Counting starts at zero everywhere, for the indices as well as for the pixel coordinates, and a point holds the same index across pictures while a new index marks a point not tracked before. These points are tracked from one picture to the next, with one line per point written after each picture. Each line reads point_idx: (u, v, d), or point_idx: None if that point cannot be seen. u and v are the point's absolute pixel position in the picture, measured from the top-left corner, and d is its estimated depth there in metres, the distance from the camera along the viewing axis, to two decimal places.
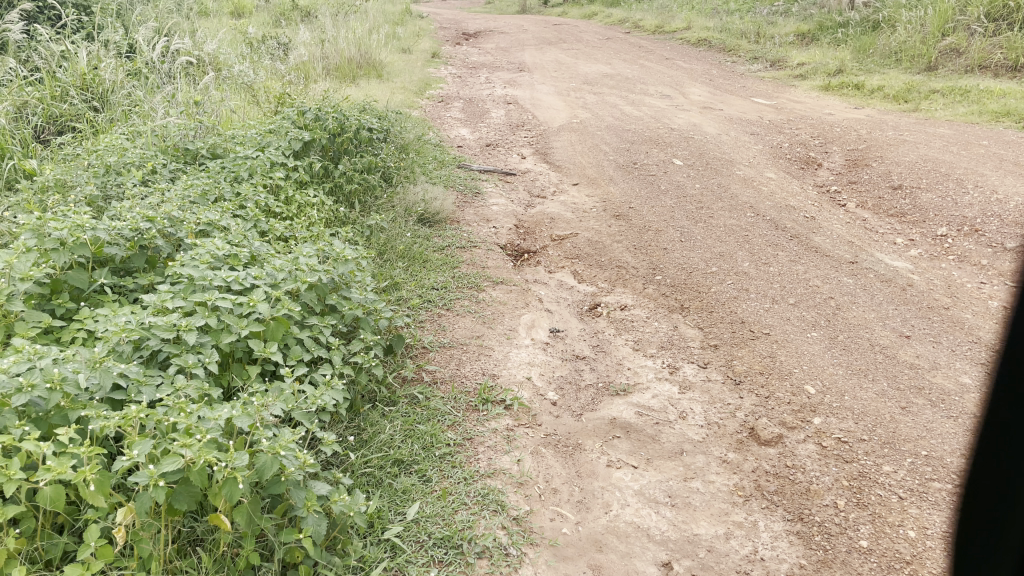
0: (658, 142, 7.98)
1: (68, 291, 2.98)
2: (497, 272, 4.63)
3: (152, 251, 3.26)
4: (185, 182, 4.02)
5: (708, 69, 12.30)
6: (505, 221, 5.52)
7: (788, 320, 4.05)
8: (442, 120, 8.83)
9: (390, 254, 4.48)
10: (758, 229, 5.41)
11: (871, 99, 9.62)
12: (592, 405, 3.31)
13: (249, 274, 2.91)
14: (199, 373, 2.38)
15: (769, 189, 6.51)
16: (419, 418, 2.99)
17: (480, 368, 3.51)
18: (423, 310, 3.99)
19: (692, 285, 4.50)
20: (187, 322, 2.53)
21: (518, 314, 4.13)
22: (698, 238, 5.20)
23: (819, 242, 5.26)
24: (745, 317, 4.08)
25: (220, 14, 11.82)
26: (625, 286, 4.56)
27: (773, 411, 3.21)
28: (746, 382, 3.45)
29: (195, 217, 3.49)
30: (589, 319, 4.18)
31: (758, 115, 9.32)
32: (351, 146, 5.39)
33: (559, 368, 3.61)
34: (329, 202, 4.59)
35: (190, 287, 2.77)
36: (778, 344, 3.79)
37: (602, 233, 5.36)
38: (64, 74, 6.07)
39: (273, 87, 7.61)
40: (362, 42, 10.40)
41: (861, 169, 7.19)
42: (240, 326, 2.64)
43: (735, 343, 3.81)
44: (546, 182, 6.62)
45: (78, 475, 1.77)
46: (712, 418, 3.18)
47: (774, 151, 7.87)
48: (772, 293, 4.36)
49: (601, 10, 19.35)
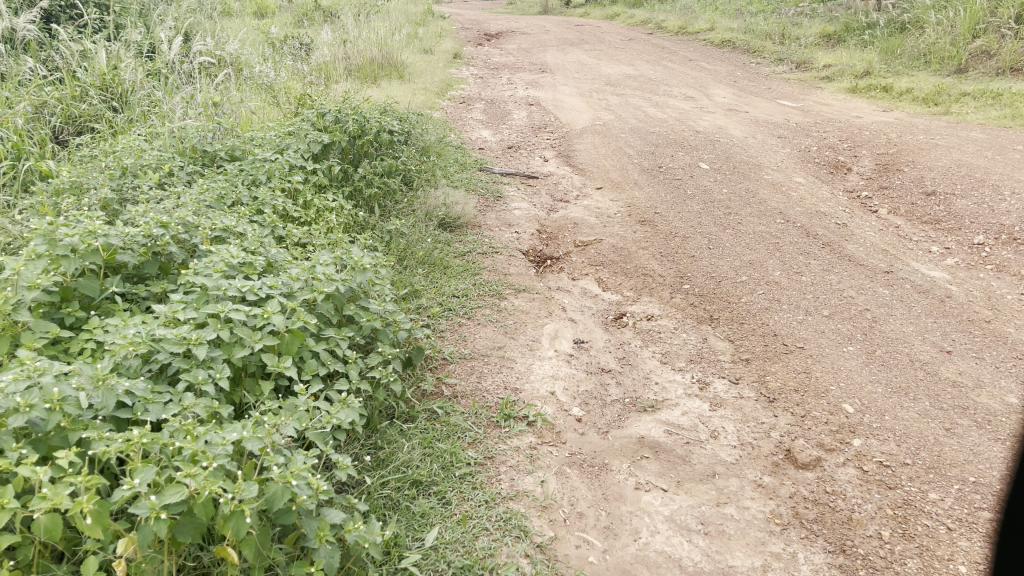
0: (684, 144, 7.82)
1: (78, 299, 2.91)
2: (519, 279, 4.51)
3: (165, 258, 3.17)
4: (201, 186, 3.93)
5: (732, 70, 12.10)
6: (528, 226, 5.39)
7: (823, 333, 3.89)
8: (463, 122, 8.72)
9: (410, 260, 4.37)
10: (788, 236, 5.24)
11: (901, 101, 9.38)
12: (619, 422, 3.17)
13: (264, 284, 2.79)
14: (209, 391, 2.28)
15: (799, 195, 6.33)
16: (438, 435, 2.87)
17: (502, 381, 3.38)
18: (443, 319, 3.87)
19: (721, 294, 4.34)
20: (198, 335, 2.42)
21: (540, 323, 3.99)
22: (726, 245, 5.04)
23: (853, 250, 5.08)
24: (778, 329, 3.92)
25: (242, 13, 11.79)
26: (652, 294, 4.42)
27: (810, 431, 3.06)
28: (780, 399, 3.30)
29: (210, 222, 3.39)
30: (614, 330, 4.04)
31: (784, 117, 9.12)
32: (371, 149, 5.29)
33: (584, 382, 3.47)
34: (348, 206, 4.48)
35: (203, 298, 2.67)
36: (814, 359, 3.62)
37: (627, 239, 5.21)
38: (84, 74, 6.03)
39: (293, 88, 7.53)
40: (384, 43, 10.32)
41: (892, 174, 6.98)
42: (253, 339, 2.52)
43: (768, 357, 3.65)
44: (569, 185, 6.48)
45: (75, 505, 1.66)
46: (746, 438, 3.03)
47: (802, 155, 7.68)
48: (805, 305, 4.19)
49: (624, 11, 19.19)
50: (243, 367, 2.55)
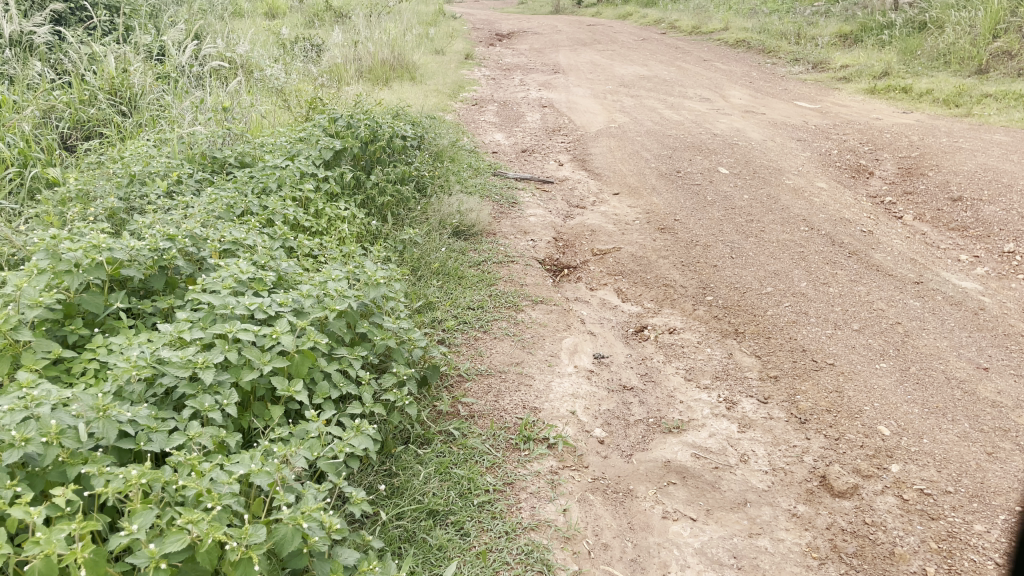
0: (701, 148, 7.66)
1: (82, 316, 2.79)
2: (536, 290, 4.37)
3: (172, 272, 3.05)
4: (209, 195, 3.82)
5: (747, 71, 11.92)
6: (544, 234, 5.25)
7: (854, 348, 3.73)
8: (476, 125, 8.60)
9: (424, 270, 4.24)
10: (813, 245, 5.08)
11: (921, 102, 9.19)
12: (643, 444, 3.03)
13: (274, 301, 2.67)
14: (216, 419, 2.17)
15: (821, 201, 6.16)
16: (455, 460, 2.73)
17: (520, 399, 3.25)
18: (458, 333, 3.75)
19: (746, 307, 4.20)
20: (204, 357, 2.30)
21: (559, 337, 3.86)
22: (750, 254, 4.89)
23: (880, 259, 4.91)
24: (806, 344, 3.77)
25: (254, 14, 11.72)
26: (673, 306, 4.27)
27: (845, 456, 2.91)
28: (812, 420, 3.15)
29: (219, 234, 3.26)
30: (635, 344, 3.90)
31: (803, 119, 8.94)
32: (384, 155, 5.16)
33: (605, 401, 3.33)
34: (361, 215, 4.36)
35: (210, 316, 2.55)
36: (845, 377, 3.47)
37: (647, 247, 5.07)
38: (93, 78, 5.95)
39: (304, 91, 7.43)
40: (395, 44, 10.21)
41: (916, 179, 6.81)
42: (262, 361, 2.39)
43: (797, 374, 3.50)
44: (586, 191, 6.34)
45: (69, 555, 1.54)
46: (777, 463, 2.89)
47: (823, 158, 7.51)
48: (833, 318, 4.04)
49: (636, 11, 19.02)
50: (252, 390, 2.43)
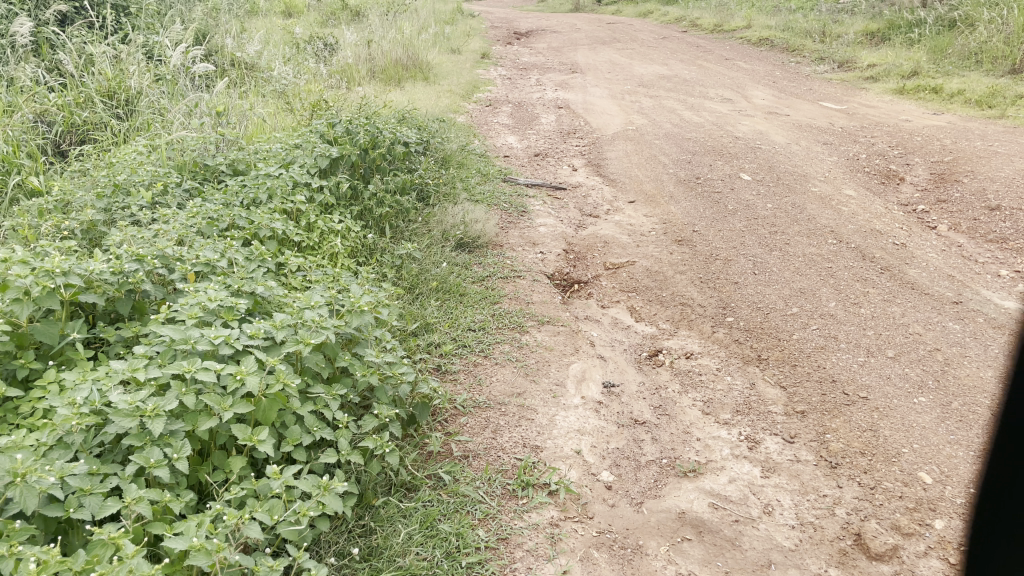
0: (722, 152, 7.33)
1: (35, 347, 2.54)
2: (543, 308, 4.08)
3: (140, 296, 2.79)
4: (191, 209, 3.57)
5: (770, 70, 11.53)
6: (554, 246, 4.96)
7: (889, 379, 3.41)
8: (489, 127, 8.32)
9: (423, 288, 3.97)
10: (841, 260, 4.74)
11: (951, 103, 8.78)
12: (656, 490, 2.73)
13: (243, 334, 2.40)
14: (162, 477, 1.90)
15: (850, 210, 5.82)
16: (443, 510, 2.46)
17: (520, 437, 2.96)
18: (456, 358, 3.47)
19: (770, 330, 3.87)
20: (154, 404, 2.02)
21: (566, 363, 3.56)
22: (774, 270, 4.56)
23: (915, 276, 4.57)
24: (836, 374, 3.46)
25: (268, 12, 11.53)
26: (691, 328, 3.97)
27: (882, 510, 2.60)
28: (844, 465, 2.84)
29: (193, 254, 2.99)
30: (648, 370, 3.60)
31: (828, 121, 8.57)
32: (385, 163, 4.88)
33: (614, 438, 3.04)
34: (356, 228, 4.08)
35: (169, 352, 2.29)
36: (880, 414, 3.15)
37: (663, 261, 4.76)
38: (89, 80, 5.73)
39: (310, 91, 7.16)
40: (409, 43, 9.94)
41: (949, 186, 6.43)
42: (222, 407, 2.11)
43: (827, 410, 3.19)
44: (600, 198, 6.05)
45: None
46: (806, 516, 2.58)
47: (850, 163, 7.14)
48: (866, 344, 3.71)
49: (656, 9, 18.62)
50: (212, 437, 2.16)
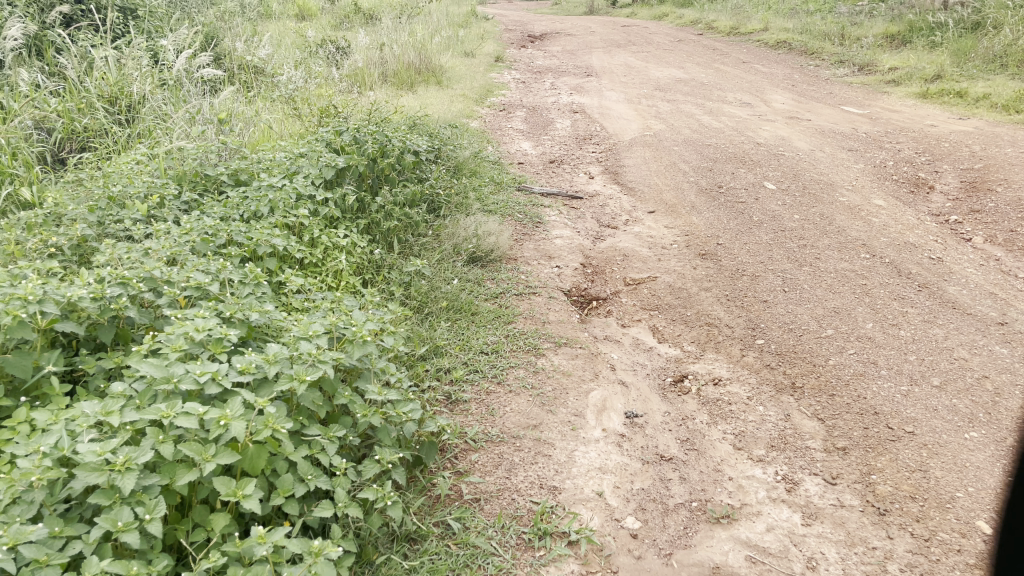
0: (744, 159, 7.06)
1: (6, 381, 2.33)
2: (560, 328, 3.83)
3: (123, 323, 2.58)
4: (186, 224, 3.35)
5: (789, 73, 11.24)
6: (571, 259, 4.72)
7: (936, 412, 3.14)
8: (502, 132, 8.09)
9: (432, 307, 3.74)
10: (876, 276, 4.47)
11: (977, 108, 8.47)
12: (686, 539, 2.48)
13: (232, 370, 2.19)
14: (130, 543, 1.69)
15: (881, 221, 5.53)
16: (452, 566, 2.22)
17: (537, 476, 2.72)
18: (467, 385, 3.24)
19: (803, 354, 3.61)
20: (126, 456, 1.83)
21: (585, 390, 3.31)
22: (805, 287, 4.30)
23: (955, 294, 4.28)
24: (878, 405, 3.19)
25: (281, 15, 11.31)
26: (718, 350, 3.71)
27: (940, 566, 2.34)
28: (893, 512, 2.58)
29: (183, 276, 2.77)
30: (674, 398, 3.35)
31: (851, 126, 8.28)
32: (394, 173, 4.66)
33: (639, 477, 2.79)
34: (362, 243, 3.87)
35: (148, 393, 2.09)
36: (930, 452, 2.88)
37: (686, 276, 4.51)
38: (91, 85, 5.52)
39: (320, 94, 6.93)
40: (422, 47, 9.72)
41: (983, 195, 6.13)
42: (203, 457, 1.91)
43: (870, 446, 2.93)
44: (618, 208, 5.80)
45: None
46: (854, 573, 2.32)
47: (877, 171, 6.85)
48: (907, 370, 3.44)
49: (671, 11, 18.31)
50: (193, 491, 1.96)
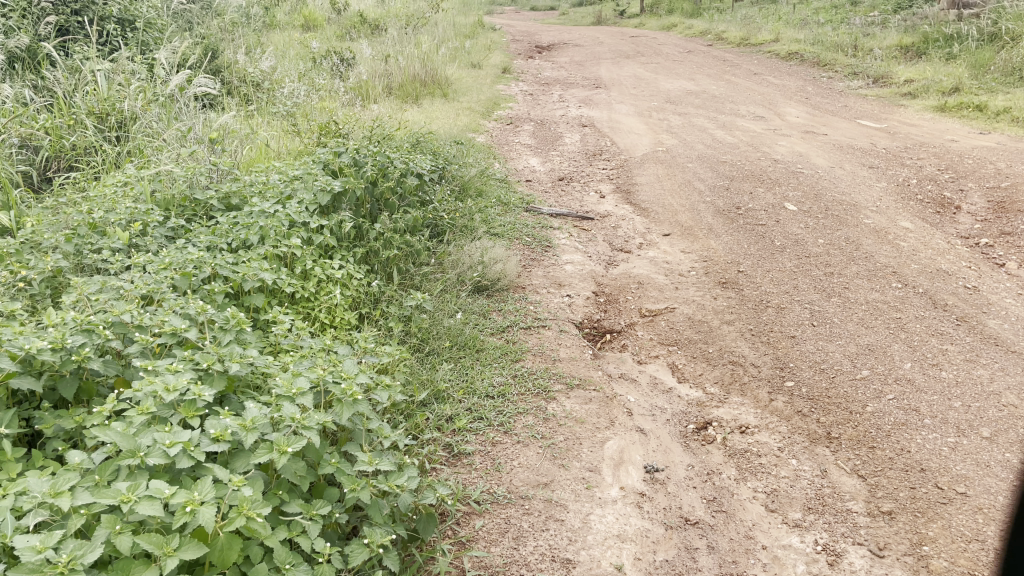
0: (761, 177, 6.76)
1: None
2: (571, 366, 3.55)
3: (87, 376, 2.32)
4: (165, 257, 3.09)
5: (803, 85, 10.94)
6: (582, 287, 4.44)
7: (990, 468, 2.83)
8: (510, 147, 7.82)
9: (433, 345, 3.47)
10: (910, 308, 4.17)
11: (998, 122, 8.17)
12: None
13: (205, 437, 1.93)
14: None
15: (909, 244, 5.23)
16: None
17: (548, 546, 2.44)
18: (472, 435, 2.96)
19: (838, 399, 3.31)
20: (72, 554, 1.57)
21: (600, 440, 3.02)
22: (834, 321, 4.01)
23: (996, 328, 3.98)
24: (924, 460, 2.88)
25: (285, 27, 11.08)
26: (743, 393, 3.42)
27: None
28: None
29: (155, 321, 2.51)
30: (697, 448, 3.06)
31: (870, 141, 7.98)
32: (394, 197, 4.39)
33: (662, 546, 2.50)
34: (359, 275, 3.62)
35: (109, 467, 1.84)
36: (988, 518, 2.57)
37: (705, 307, 4.22)
38: (80, 100, 5.26)
39: (321, 108, 6.66)
40: (428, 58, 9.45)
41: (1013, 216, 5.82)
42: (164, 550, 1.65)
43: (919, 511, 2.63)
44: (631, 230, 5.52)
45: None
46: None
47: (900, 189, 6.54)
48: (953, 419, 3.14)
49: (680, 21, 18.02)
50: None
